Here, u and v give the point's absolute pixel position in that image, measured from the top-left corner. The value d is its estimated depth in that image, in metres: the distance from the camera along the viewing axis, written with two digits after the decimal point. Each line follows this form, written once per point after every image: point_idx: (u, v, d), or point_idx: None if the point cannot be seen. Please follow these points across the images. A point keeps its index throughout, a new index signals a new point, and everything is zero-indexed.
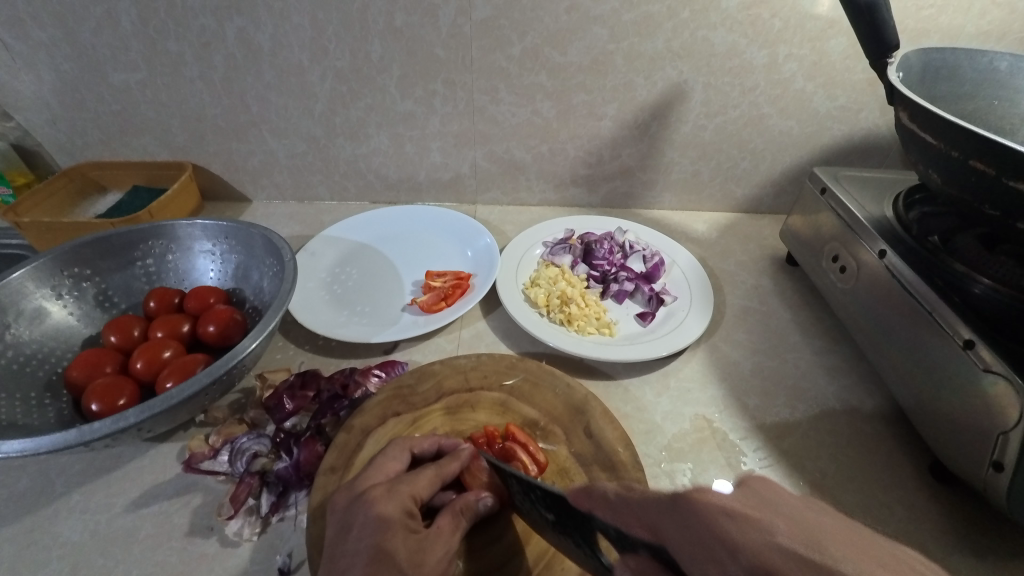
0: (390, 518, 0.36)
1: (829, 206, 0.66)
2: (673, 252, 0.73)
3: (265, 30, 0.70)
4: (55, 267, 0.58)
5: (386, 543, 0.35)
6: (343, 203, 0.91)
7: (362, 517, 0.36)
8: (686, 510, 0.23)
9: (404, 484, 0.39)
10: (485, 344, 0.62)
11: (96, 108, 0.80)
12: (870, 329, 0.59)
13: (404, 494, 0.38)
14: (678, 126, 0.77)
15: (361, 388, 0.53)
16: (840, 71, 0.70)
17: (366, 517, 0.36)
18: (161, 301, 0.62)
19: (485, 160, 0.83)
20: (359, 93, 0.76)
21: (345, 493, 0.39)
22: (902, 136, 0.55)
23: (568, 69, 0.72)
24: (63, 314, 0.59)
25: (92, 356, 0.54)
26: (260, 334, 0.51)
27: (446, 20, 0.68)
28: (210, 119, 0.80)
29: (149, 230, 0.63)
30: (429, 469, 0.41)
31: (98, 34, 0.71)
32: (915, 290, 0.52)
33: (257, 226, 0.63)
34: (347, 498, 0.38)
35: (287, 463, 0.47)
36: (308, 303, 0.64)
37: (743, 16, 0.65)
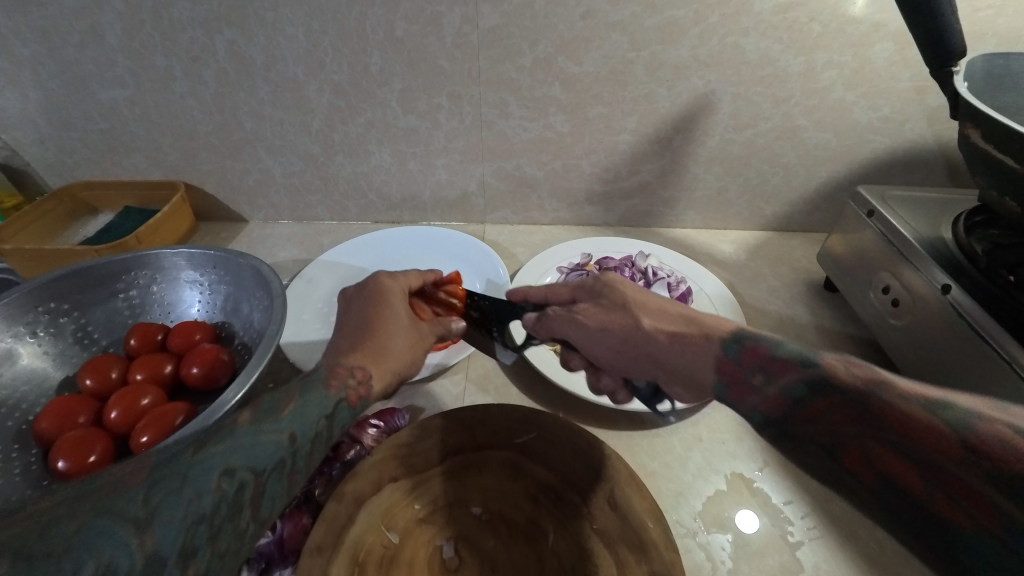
0: (392, 288, 0.48)
1: (877, 229, 0.59)
2: (700, 279, 0.67)
3: (257, 42, 0.65)
4: (29, 303, 0.53)
5: (387, 304, 0.47)
6: (343, 223, 0.86)
7: (370, 283, 0.49)
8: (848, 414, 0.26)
9: (400, 277, 0.50)
10: (494, 386, 0.57)
11: (83, 126, 0.76)
12: (930, 374, 0.52)
13: (401, 282, 0.50)
14: (703, 139, 0.71)
15: (354, 447, 0.47)
16: (886, 79, 0.63)
17: (374, 282, 0.49)
18: (142, 338, 0.57)
19: (494, 177, 0.77)
20: (358, 107, 0.71)
21: (352, 288, 0.50)
22: (969, 154, 0.48)
23: (583, 81, 0.66)
24: (37, 354, 0.54)
25: (63, 406, 0.50)
26: (245, 384, 0.46)
27: (451, 29, 0.62)
28: (203, 137, 0.75)
29: (132, 260, 0.59)
30: (410, 271, 0.52)
31: (82, 50, 0.67)
32: (989, 334, 0.46)
33: (247, 256, 0.58)
34: (353, 290, 0.49)
35: (270, 537, 0.41)
36: (304, 340, 0.59)
37: (779, 19, 0.59)
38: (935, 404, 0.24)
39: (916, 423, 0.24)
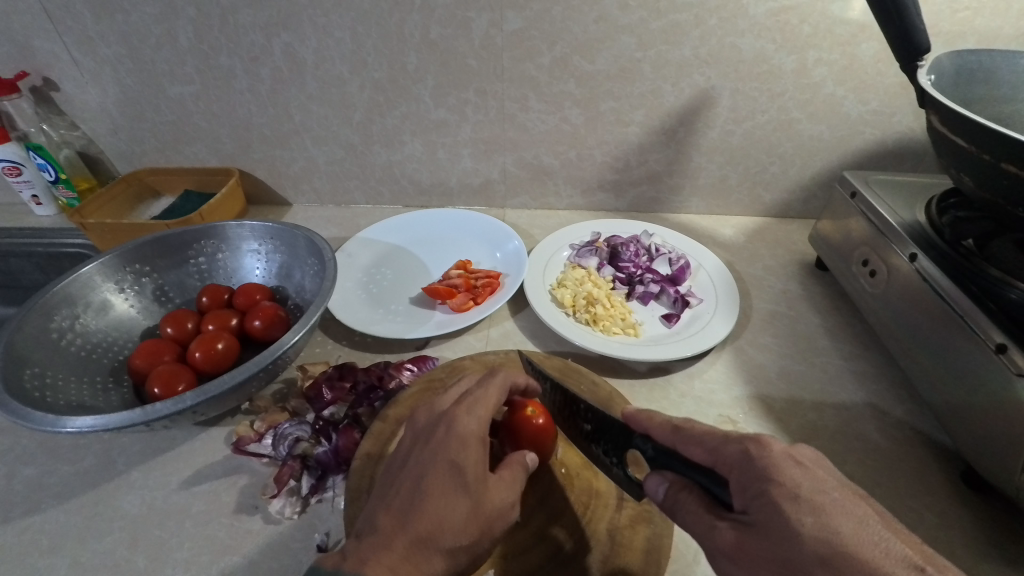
0: (468, 433, 0.43)
1: (859, 210, 0.66)
2: (700, 256, 0.73)
3: (309, 43, 0.74)
4: (120, 264, 0.64)
5: (460, 459, 0.42)
6: (377, 207, 0.95)
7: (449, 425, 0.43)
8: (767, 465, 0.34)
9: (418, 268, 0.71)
10: (512, 342, 0.65)
11: (153, 118, 0.86)
12: (899, 335, 0.58)
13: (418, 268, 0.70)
14: (705, 131, 0.78)
15: (395, 380, 0.56)
16: (872, 75, 0.70)
17: (449, 431, 0.43)
18: (213, 297, 0.66)
19: (514, 165, 0.85)
20: (395, 102, 0.79)
21: (424, 414, 0.46)
22: (933, 138, 0.54)
23: (596, 77, 0.74)
24: (126, 307, 0.65)
25: (152, 346, 0.59)
26: (303, 329, 0.55)
27: (478, 32, 0.71)
28: (256, 128, 0.85)
29: (201, 231, 0.68)
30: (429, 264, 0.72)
31: (158, 50, 0.77)
32: (947, 294, 0.52)
33: (301, 229, 0.67)
34: (426, 417, 0.46)
35: (326, 448, 0.50)
36: (346, 302, 0.68)
37: (771, 22, 0.66)
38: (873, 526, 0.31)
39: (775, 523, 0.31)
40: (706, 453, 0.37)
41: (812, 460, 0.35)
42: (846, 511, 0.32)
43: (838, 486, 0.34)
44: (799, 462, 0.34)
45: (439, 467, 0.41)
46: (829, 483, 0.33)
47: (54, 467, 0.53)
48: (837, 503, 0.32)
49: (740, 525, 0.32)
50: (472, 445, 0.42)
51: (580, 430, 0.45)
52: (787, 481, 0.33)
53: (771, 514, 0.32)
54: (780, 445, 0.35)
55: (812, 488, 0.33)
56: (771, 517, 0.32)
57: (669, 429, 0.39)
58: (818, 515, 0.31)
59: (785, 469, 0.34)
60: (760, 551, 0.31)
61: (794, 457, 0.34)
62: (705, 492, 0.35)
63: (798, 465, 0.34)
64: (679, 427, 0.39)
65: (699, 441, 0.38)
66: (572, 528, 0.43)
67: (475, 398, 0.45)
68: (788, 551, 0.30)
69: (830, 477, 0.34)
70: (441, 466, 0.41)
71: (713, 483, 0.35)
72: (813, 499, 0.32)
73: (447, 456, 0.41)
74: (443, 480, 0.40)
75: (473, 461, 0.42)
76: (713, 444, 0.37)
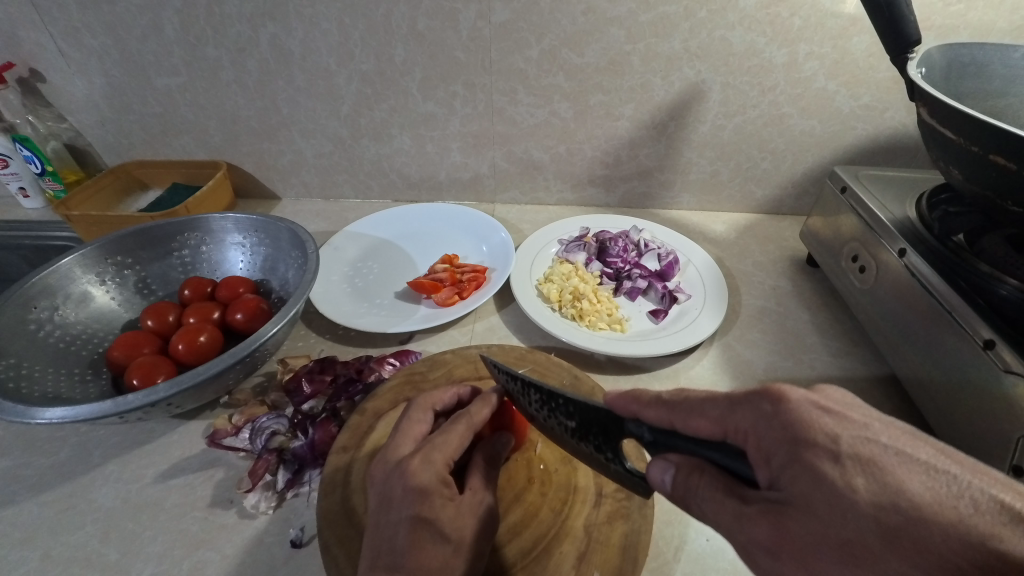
0: (426, 488, 0.38)
1: (849, 205, 0.65)
2: (689, 252, 0.73)
3: (296, 35, 0.73)
4: (101, 255, 0.63)
5: (424, 512, 0.37)
6: (366, 201, 0.94)
7: (400, 488, 0.38)
8: (789, 420, 0.28)
9: None
10: (497, 337, 0.64)
11: (140, 110, 0.85)
12: (888, 331, 0.58)
13: None
14: (696, 126, 0.77)
15: (375, 373, 0.55)
16: (864, 70, 0.69)
17: (403, 489, 0.38)
18: (195, 290, 0.66)
19: (504, 160, 0.85)
20: (383, 94, 0.79)
21: (382, 465, 0.41)
22: (922, 131, 0.54)
23: (585, 70, 0.73)
24: (106, 298, 0.64)
25: (130, 338, 0.58)
26: (282, 320, 0.54)
27: (466, 24, 0.70)
28: (244, 121, 0.84)
29: (185, 223, 0.68)
30: None
31: (144, 41, 0.76)
32: (934, 289, 0.51)
33: (284, 221, 0.66)
34: (383, 471, 0.40)
35: (303, 442, 0.50)
36: (330, 295, 0.67)
37: (761, 14, 0.65)
38: (932, 471, 0.25)
39: (814, 495, 0.26)
40: (713, 424, 0.31)
41: (840, 404, 0.29)
42: (908, 462, 0.25)
43: (888, 431, 0.27)
44: (830, 411, 0.28)
45: (410, 523, 0.37)
46: (876, 430, 0.27)
47: (29, 460, 0.52)
48: (894, 454, 0.26)
49: (773, 507, 0.27)
50: (437, 492, 0.38)
51: (563, 427, 0.39)
52: (818, 436, 0.27)
53: (808, 485, 0.26)
54: (800, 394, 0.29)
55: (853, 438, 0.27)
56: (810, 490, 0.26)
57: (662, 404, 0.34)
58: (873, 473, 0.25)
59: (816, 424, 0.28)
60: (803, 534, 0.26)
61: (823, 406, 0.29)
62: (723, 470, 0.30)
63: (829, 415, 0.28)
64: (668, 399, 0.34)
65: (703, 412, 0.32)
66: (548, 524, 0.43)
67: (431, 444, 0.40)
68: (839, 528, 0.25)
69: (875, 422, 0.28)
70: (409, 525, 0.37)
71: (730, 457, 0.30)
72: (860, 455, 0.26)
73: (410, 513, 0.37)
74: (421, 537, 0.36)
75: (440, 507, 0.38)
76: (718, 412, 0.31)
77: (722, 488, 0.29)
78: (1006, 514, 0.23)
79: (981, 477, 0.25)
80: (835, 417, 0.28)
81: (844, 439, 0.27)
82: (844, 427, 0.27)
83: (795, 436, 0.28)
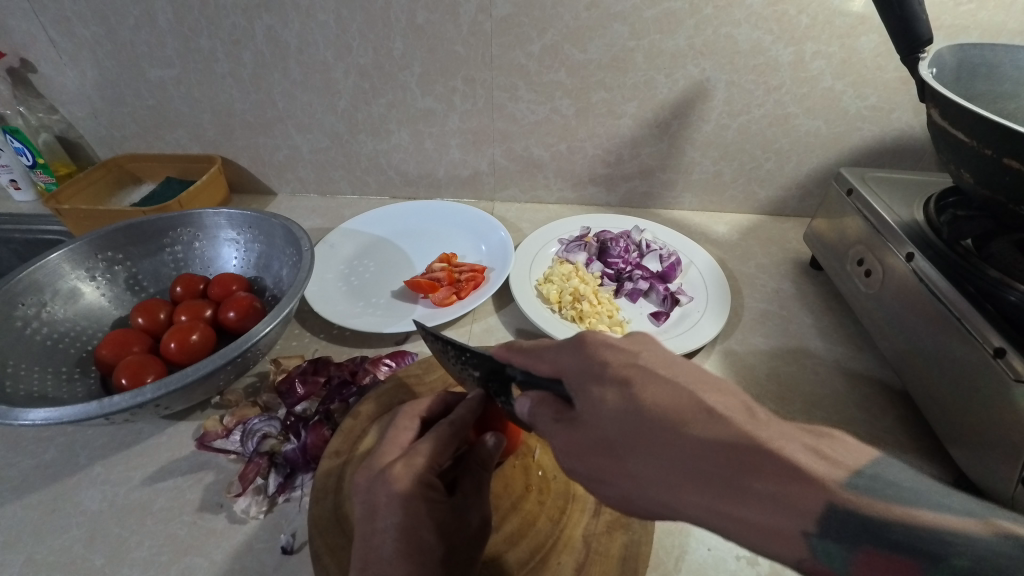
0: (413, 494, 0.37)
1: (855, 207, 0.64)
2: (691, 253, 0.72)
3: (292, 27, 0.72)
4: (90, 251, 0.62)
5: (411, 520, 0.36)
6: (363, 198, 0.92)
7: (385, 496, 0.36)
8: (583, 354, 0.34)
9: None
10: (495, 338, 0.63)
11: (133, 103, 0.83)
12: (893, 337, 0.57)
13: None
14: (699, 125, 0.76)
15: (370, 376, 0.54)
16: (871, 69, 0.68)
17: (388, 496, 0.36)
18: (187, 287, 0.64)
19: (504, 157, 0.83)
20: (381, 89, 0.77)
21: (366, 472, 0.39)
22: (932, 133, 0.53)
23: (588, 67, 0.71)
24: (96, 295, 0.62)
25: (119, 336, 0.57)
26: (275, 320, 0.52)
27: (467, 18, 0.68)
28: (239, 114, 0.83)
29: (177, 218, 0.66)
30: None
31: (137, 32, 0.74)
32: (942, 295, 0.50)
33: (279, 217, 0.64)
34: (367, 478, 0.39)
35: (295, 445, 0.49)
36: (325, 294, 0.66)
37: (768, 12, 0.64)
38: (682, 387, 0.29)
39: (593, 412, 0.31)
40: (549, 365, 0.36)
41: (637, 340, 0.34)
42: (656, 377, 0.30)
43: (662, 358, 0.32)
44: (619, 347, 0.33)
45: (397, 532, 0.35)
46: (647, 358, 0.32)
47: (13, 460, 0.51)
48: (648, 372, 0.31)
49: (573, 423, 0.32)
50: (423, 497, 0.37)
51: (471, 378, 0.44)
52: (597, 365, 0.33)
53: (586, 405, 0.32)
54: (602, 338, 0.34)
55: (627, 366, 0.32)
56: (585, 407, 0.32)
57: (522, 353, 0.39)
58: (628, 391, 0.30)
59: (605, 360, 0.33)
60: (586, 438, 0.31)
61: (609, 343, 0.34)
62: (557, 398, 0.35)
63: (613, 350, 0.33)
64: (525, 348, 0.39)
65: (546, 357, 0.37)
66: (546, 534, 0.42)
67: (414, 448, 0.39)
68: (603, 433, 0.31)
69: (665, 355, 0.32)
70: (397, 532, 0.35)
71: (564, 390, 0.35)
72: (625, 376, 0.31)
73: (397, 520, 0.35)
74: (409, 544, 0.35)
75: (428, 513, 0.36)
76: (552, 356, 0.36)
77: (548, 410, 0.34)
78: (709, 413, 0.27)
79: (721, 394, 0.29)
80: (620, 351, 0.33)
81: (616, 367, 0.32)
82: (623, 357, 0.33)
83: (586, 368, 0.33)
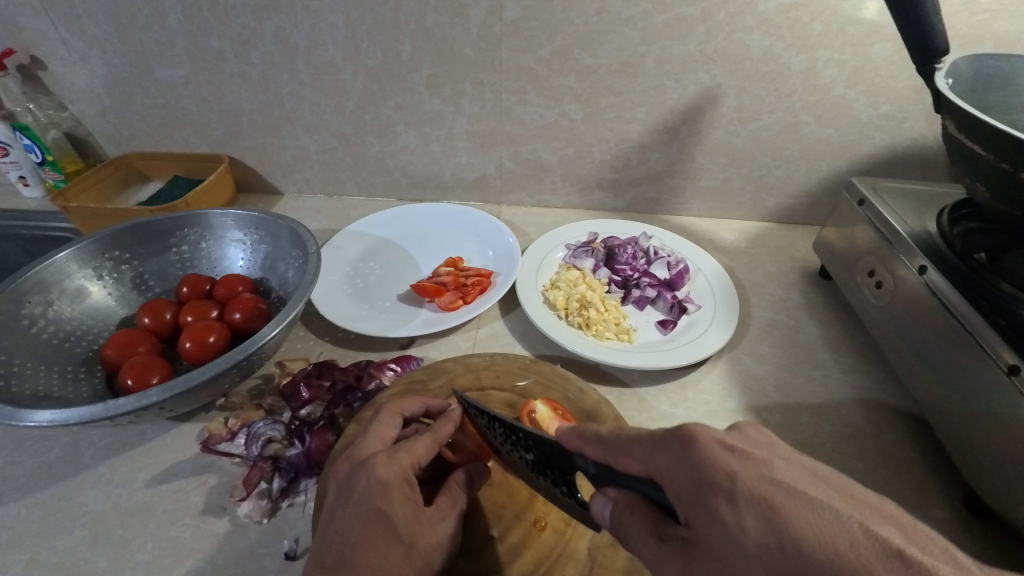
0: (390, 483, 0.38)
1: (866, 218, 0.63)
2: (699, 260, 0.71)
3: (302, 28, 0.71)
4: (97, 250, 0.62)
5: (384, 507, 0.37)
6: (369, 199, 0.92)
7: (364, 481, 0.38)
8: (606, 443, 0.33)
9: None
10: (500, 344, 0.63)
11: (142, 101, 0.83)
12: (904, 350, 0.56)
13: None
14: (709, 131, 0.75)
15: (374, 381, 0.54)
16: (884, 78, 0.67)
17: (367, 481, 0.38)
18: (193, 287, 0.64)
19: (511, 161, 0.83)
20: (389, 91, 0.77)
21: (346, 460, 0.40)
22: (948, 144, 0.52)
23: (597, 71, 0.71)
24: (102, 294, 0.63)
25: (125, 336, 0.57)
26: (281, 323, 0.52)
27: (476, 21, 0.68)
28: (247, 114, 0.83)
29: (183, 219, 0.66)
30: None
31: (147, 31, 0.74)
32: (955, 309, 0.50)
33: (286, 219, 0.64)
34: (347, 466, 0.40)
35: (299, 450, 0.48)
36: (330, 296, 0.66)
37: (781, 19, 0.63)
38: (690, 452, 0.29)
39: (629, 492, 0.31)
40: (636, 462, 0.31)
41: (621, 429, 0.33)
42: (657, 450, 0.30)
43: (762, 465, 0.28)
44: (734, 450, 0.29)
45: (365, 520, 0.36)
46: (752, 466, 0.27)
47: (18, 459, 0.51)
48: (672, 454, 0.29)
49: (686, 546, 0.28)
50: (398, 489, 0.38)
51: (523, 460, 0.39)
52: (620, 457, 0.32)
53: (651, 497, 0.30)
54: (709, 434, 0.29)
55: (756, 481, 0.27)
56: (708, 529, 0.27)
57: (599, 442, 0.33)
58: (761, 511, 0.26)
59: (719, 462, 0.28)
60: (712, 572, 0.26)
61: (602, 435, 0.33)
62: (651, 506, 0.31)
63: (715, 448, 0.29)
64: (604, 438, 0.33)
65: (629, 450, 0.32)
66: (550, 546, 0.42)
67: (399, 444, 0.40)
68: (731, 562, 0.25)
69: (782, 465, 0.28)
70: (367, 518, 0.36)
71: (655, 494, 0.31)
72: (759, 495, 0.26)
73: (370, 507, 0.37)
74: (374, 532, 0.36)
75: (399, 505, 0.37)
76: (642, 453, 0.31)
77: (637, 518, 0.30)
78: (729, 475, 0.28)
79: (867, 513, 0.25)
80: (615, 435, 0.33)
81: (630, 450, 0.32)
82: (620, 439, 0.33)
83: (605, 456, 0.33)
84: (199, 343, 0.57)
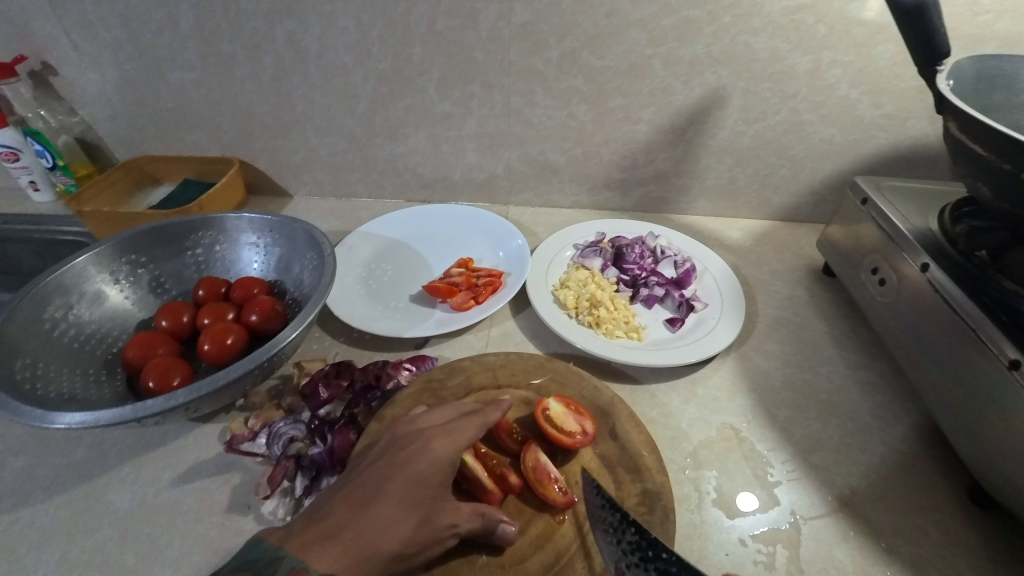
0: (439, 459, 0.42)
1: (871, 216, 0.64)
2: (706, 259, 0.72)
3: (312, 32, 0.72)
4: (114, 254, 0.63)
5: (418, 476, 0.42)
6: (379, 200, 0.93)
7: (418, 445, 0.43)
8: None
9: None
10: (513, 343, 0.64)
11: (153, 105, 0.84)
12: (908, 346, 0.57)
13: None
14: (715, 131, 0.76)
15: (393, 380, 0.56)
16: (888, 79, 0.68)
17: (423, 447, 0.43)
18: (210, 289, 0.65)
19: (520, 162, 0.84)
20: (398, 93, 0.78)
21: (412, 424, 0.46)
22: (950, 145, 0.53)
23: (605, 73, 0.72)
24: (120, 298, 0.64)
25: (147, 338, 0.58)
26: (300, 326, 0.53)
27: (486, 24, 0.69)
28: (258, 118, 0.83)
29: (200, 222, 0.67)
30: None
31: (159, 36, 0.75)
32: (959, 306, 0.51)
33: (300, 222, 0.65)
34: (411, 429, 0.46)
35: (321, 448, 0.49)
36: (344, 297, 0.67)
37: (786, 21, 0.64)
38: None
39: None
40: None
41: None
42: None
43: None
44: None
45: (402, 479, 0.41)
46: None
47: (44, 460, 0.52)
48: None
49: None
50: (437, 470, 0.42)
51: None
52: None
53: None
54: None
55: None
56: None
57: None
58: None
59: None
60: None
61: None
62: None
63: None
64: None
65: None
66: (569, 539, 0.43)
67: (460, 425, 0.45)
68: None
69: None
70: (400, 478, 0.41)
71: None
72: None
73: (406, 471, 0.42)
74: (399, 491, 0.41)
75: (432, 480, 0.42)
76: None
77: None
78: None
79: None
80: None
81: None
82: None
83: None
84: (218, 345, 0.58)
